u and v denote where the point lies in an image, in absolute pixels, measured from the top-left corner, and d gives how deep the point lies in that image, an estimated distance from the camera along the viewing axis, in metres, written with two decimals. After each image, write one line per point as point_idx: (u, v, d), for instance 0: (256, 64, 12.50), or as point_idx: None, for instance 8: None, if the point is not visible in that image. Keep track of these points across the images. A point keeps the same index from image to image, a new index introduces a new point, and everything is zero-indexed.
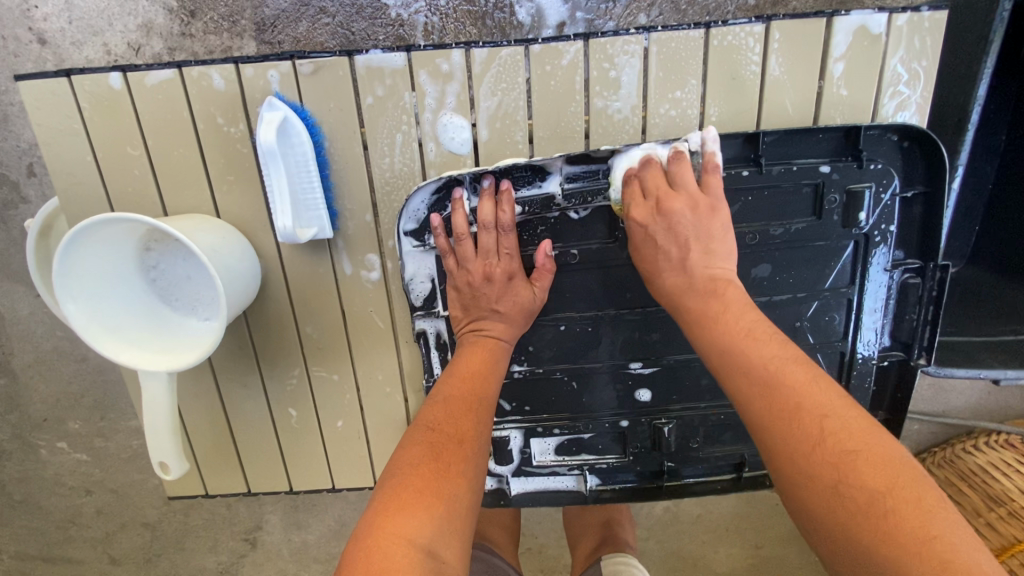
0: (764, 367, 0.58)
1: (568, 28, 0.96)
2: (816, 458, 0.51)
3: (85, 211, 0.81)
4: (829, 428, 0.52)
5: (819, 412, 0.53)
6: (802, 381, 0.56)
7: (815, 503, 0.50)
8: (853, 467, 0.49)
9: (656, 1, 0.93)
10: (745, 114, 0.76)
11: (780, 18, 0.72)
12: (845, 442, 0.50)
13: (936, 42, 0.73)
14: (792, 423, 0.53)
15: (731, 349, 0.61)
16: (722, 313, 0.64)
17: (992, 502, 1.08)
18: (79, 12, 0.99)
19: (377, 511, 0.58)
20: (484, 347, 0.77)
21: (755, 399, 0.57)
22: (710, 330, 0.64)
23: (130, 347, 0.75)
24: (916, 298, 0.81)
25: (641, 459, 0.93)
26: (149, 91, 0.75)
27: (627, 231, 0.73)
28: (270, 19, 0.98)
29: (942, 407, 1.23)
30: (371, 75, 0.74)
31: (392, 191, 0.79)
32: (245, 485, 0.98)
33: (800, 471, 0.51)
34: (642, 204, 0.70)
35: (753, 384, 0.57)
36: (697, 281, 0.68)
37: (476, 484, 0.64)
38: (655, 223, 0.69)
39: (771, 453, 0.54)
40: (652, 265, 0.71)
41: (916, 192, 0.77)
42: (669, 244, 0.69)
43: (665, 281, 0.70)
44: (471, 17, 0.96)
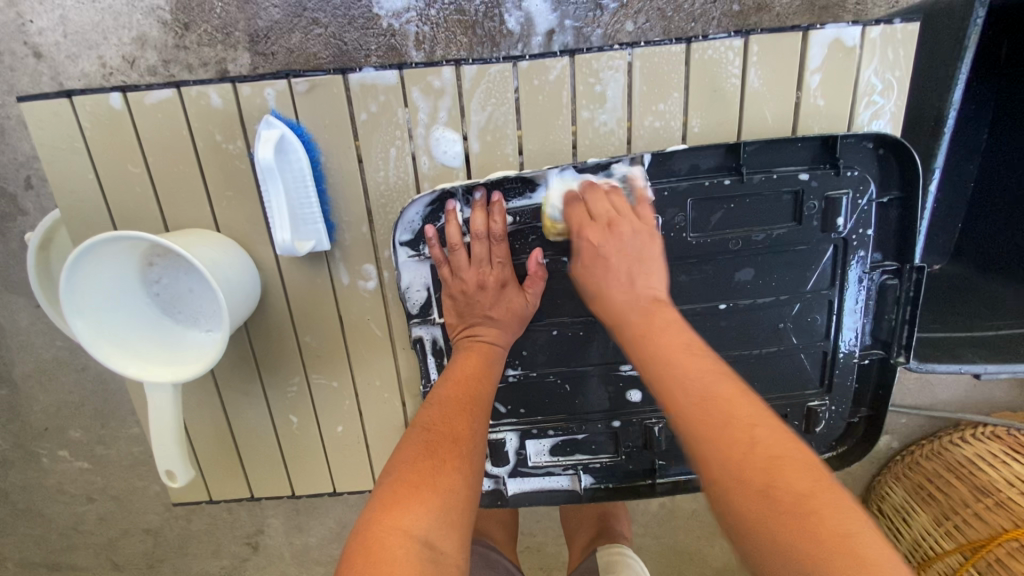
0: (697, 377, 0.59)
1: (557, 36, 0.99)
2: (748, 463, 0.51)
3: (87, 227, 0.83)
4: (759, 435, 0.53)
5: (749, 421, 0.55)
6: (732, 393, 0.57)
7: (744, 509, 0.50)
8: (780, 472, 0.51)
9: (641, 9, 0.96)
10: (726, 125, 0.79)
11: (758, 32, 0.75)
12: (772, 449, 0.52)
13: (907, 53, 0.76)
14: (723, 429, 0.54)
15: (667, 361, 0.62)
16: (657, 333, 0.65)
17: (979, 492, 1.10)
18: (75, 26, 1.01)
19: (376, 505, 0.61)
20: (478, 352, 0.80)
21: (688, 407, 0.57)
22: (650, 343, 0.64)
23: (134, 360, 0.77)
24: (894, 299, 0.85)
25: (634, 458, 0.96)
26: (149, 110, 0.77)
27: (579, 250, 0.75)
28: (264, 31, 1.00)
29: (928, 399, 1.27)
30: (364, 92, 0.76)
31: (387, 203, 0.82)
32: (247, 491, 1.00)
33: (729, 477, 0.52)
34: (594, 224, 0.73)
35: (688, 393, 0.58)
36: (641, 299, 0.70)
37: (476, 479, 0.67)
38: (606, 241, 0.73)
39: (702, 462, 0.54)
40: (600, 281, 0.73)
41: (892, 197, 0.80)
42: (619, 264, 0.72)
43: (613, 298, 0.71)
44: (462, 27, 0.99)
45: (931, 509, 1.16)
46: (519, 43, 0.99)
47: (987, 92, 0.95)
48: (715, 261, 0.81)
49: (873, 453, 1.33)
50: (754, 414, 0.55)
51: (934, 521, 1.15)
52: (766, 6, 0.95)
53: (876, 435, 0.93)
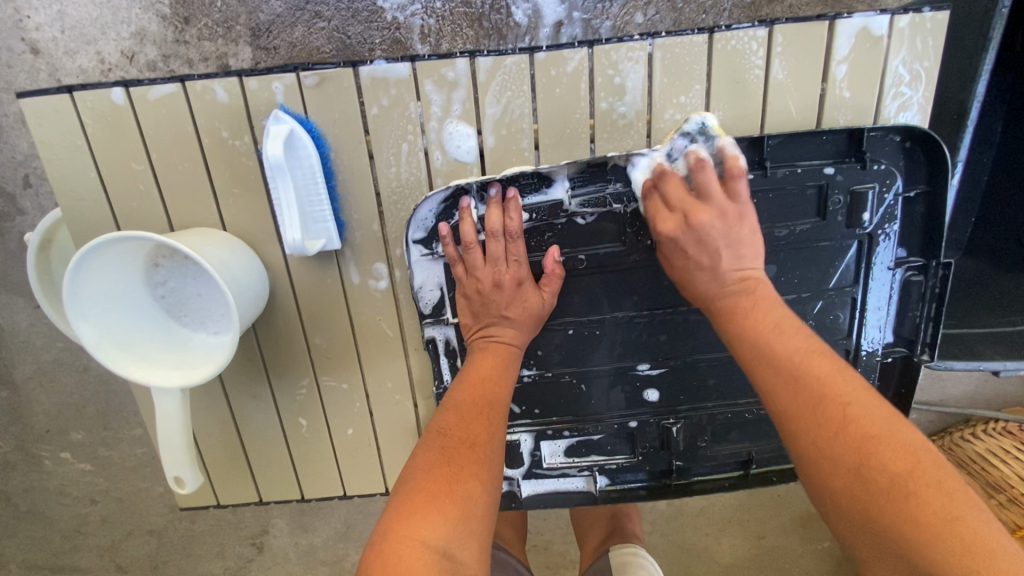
0: (787, 357, 0.61)
1: (565, 28, 0.96)
2: (840, 443, 0.54)
3: (90, 226, 0.81)
4: (852, 414, 0.55)
5: (842, 401, 0.56)
6: (826, 372, 0.59)
7: (836, 487, 0.53)
8: (876, 452, 0.52)
9: (652, 1, 0.94)
10: (748, 118, 0.76)
11: (783, 22, 0.73)
12: (868, 428, 0.54)
13: (937, 42, 0.73)
14: (814, 410, 0.57)
15: (757, 340, 0.64)
16: (750, 310, 0.66)
17: (992, 489, 1.11)
18: (72, 21, 0.98)
19: (391, 515, 0.59)
20: (495, 353, 0.78)
21: (779, 388, 0.60)
22: (739, 321, 0.66)
23: (142, 364, 0.75)
24: (918, 295, 0.82)
25: (650, 459, 0.94)
26: (153, 105, 0.74)
27: (660, 244, 0.73)
28: (265, 24, 0.97)
29: (940, 396, 1.24)
30: (376, 86, 0.74)
31: (399, 200, 0.79)
32: (256, 494, 0.98)
33: (823, 456, 0.55)
34: (670, 216, 0.70)
35: (778, 374, 0.61)
36: (730, 286, 0.69)
37: (493, 486, 0.65)
38: (685, 234, 0.70)
39: (795, 441, 0.58)
40: (684, 275, 0.72)
41: (918, 191, 0.78)
42: (700, 253, 0.70)
43: (699, 290, 0.71)
44: (468, 19, 0.96)
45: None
46: (526, 36, 0.97)
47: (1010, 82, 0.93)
48: None
49: None
50: (848, 392, 0.57)
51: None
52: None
53: None
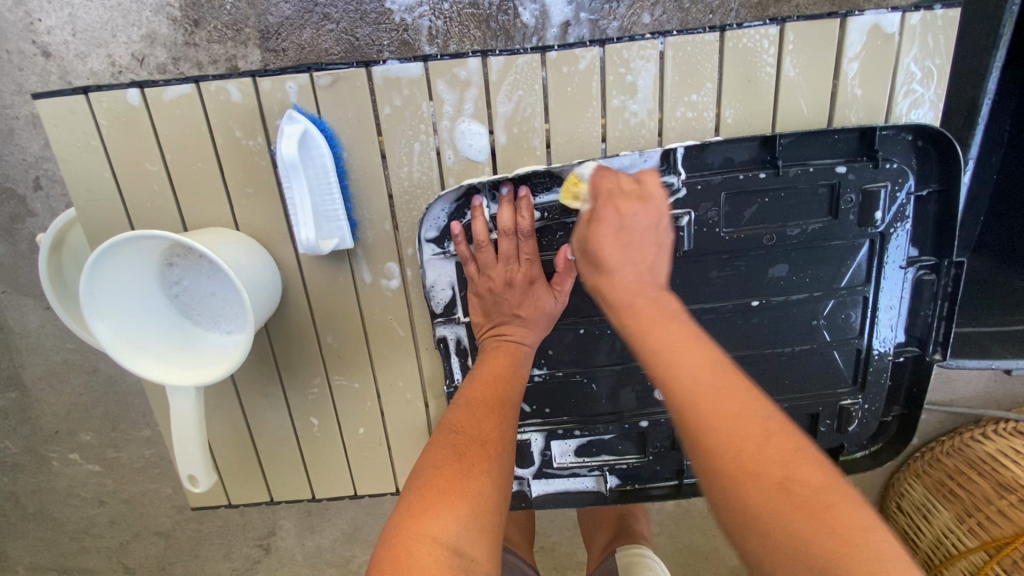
0: (700, 362, 0.53)
1: (572, 29, 0.98)
2: (761, 455, 0.48)
3: (103, 226, 0.81)
4: (767, 424, 0.50)
5: (756, 410, 0.51)
6: (736, 379, 0.53)
7: (760, 505, 0.46)
8: (796, 464, 0.48)
9: (658, 1, 0.96)
10: (760, 115, 0.76)
11: (795, 19, 0.73)
12: (785, 441, 0.49)
13: (948, 39, 0.73)
14: (734, 419, 0.50)
15: (668, 346, 0.55)
16: (660, 314, 0.59)
17: (1002, 489, 1.08)
18: (82, 24, 1.00)
19: (403, 511, 0.60)
20: (505, 352, 0.78)
21: (695, 395, 0.51)
22: (649, 326, 0.58)
23: (157, 364, 0.75)
24: (930, 294, 0.82)
25: (660, 459, 0.94)
26: (167, 106, 0.75)
27: (604, 217, 0.66)
28: (275, 27, 0.99)
29: (949, 395, 1.25)
30: (389, 86, 0.74)
31: (411, 200, 0.80)
32: (267, 494, 0.98)
33: (744, 469, 0.48)
34: (629, 194, 0.66)
35: (694, 379, 0.52)
36: (651, 289, 0.62)
37: (505, 481, 0.65)
38: (639, 214, 0.66)
39: (708, 458, 0.49)
40: (613, 253, 0.64)
41: (930, 190, 0.78)
42: (642, 241, 0.65)
43: (620, 278, 0.63)
44: (475, 20, 0.98)
45: (955, 507, 1.14)
46: (534, 37, 1.00)
47: None
48: (748, 257, 0.80)
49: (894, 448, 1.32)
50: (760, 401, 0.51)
51: (956, 519, 1.13)
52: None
53: (910, 434, 0.91)
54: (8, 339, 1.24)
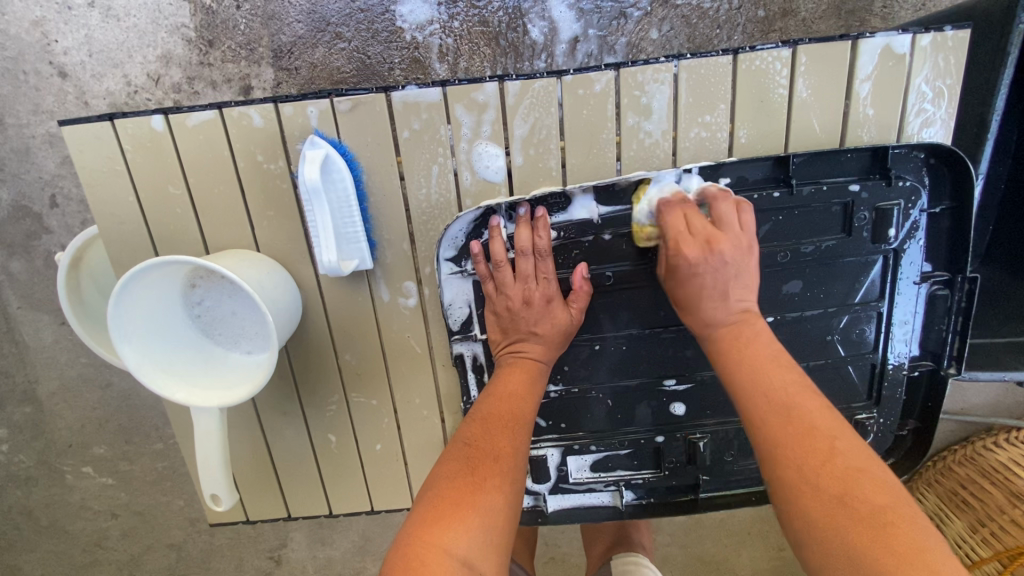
0: (782, 389, 0.64)
1: (581, 43, 1.11)
2: (824, 469, 0.56)
3: (127, 249, 0.83)
4: (837, 447, 0.58)
5: (830, 435, 0.59)
6: (817, 410, 0.62)
7: (819, 514, 0.54)
8: (857, 484, 0.54)
9: (666, 18, 1.09)
10: (773, 136, 0.77)
11: (807, 42, 0.74)
12: (853, 463, 0.56)
13: (959, 60, 0.74)
14: (803, 441, 0.59)
15: (758, 375, 0.66)
16: (745, 350, 0.69)
17: (1015, 499, 1.08)
18: (99, 45, 1.10)
19: (417, 520, 0.61)
20: (523, 368, 0.79)
21: (770, 419, 0.62)
22: (736, 361, 0.69)
23: (182, 385, 0.76)
24: (944, 309, 0.83)
25: (676, 474, 0.94)
26: (190, 132, 0.77)
27: (676, 265, 0.74)
28: (287, 46, 1.10)
29: (960, 404, 1.29)
30: (407, 110, 0.76)
31: (429, 221, 0.81)
32: (285, 509, 0.99)
33: (805, 483, 0.56)
34: (693, 243, 0.73)
35: (771, 405, 0.63)
36: (734, 314, 0.72)
37: (515, 500, 0.66)
38: (706, 262, 0.72)
39: (775, 463, 0.59)
40: (693, 297, 0.74)
41: (943, 208, 0.79)
42: (712, 283, 0.72)
43: (704, 311, 0.73)
44: (485, 38, 1.10)
45: (967, 516, 1.15)
46: (542, 53, 1.11)
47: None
48: (762, 273, 0.80)
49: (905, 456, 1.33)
50: (836, 428, 0.60)
51: (969, 528, 1.14)
52: (791, 11, 1.08)
53: (925, 448, 0.91)
54: (24, 354, 1.26)
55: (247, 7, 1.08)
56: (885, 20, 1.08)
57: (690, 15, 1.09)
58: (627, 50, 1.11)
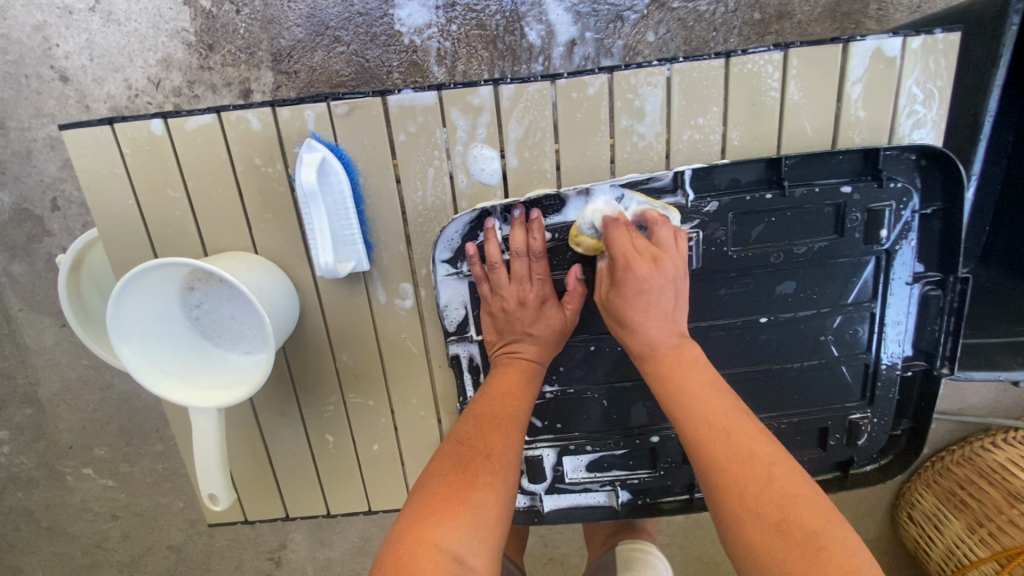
0: (719, 415, 0.63)
1: (578, 45, 1.12)
2: (762, 497, 0.56)
3: (126, 252, 0.84)
4: (775, 472, 0.58)
5: (768, 461, 0.59)
6: (754, 434, 0.61)
7: (760, 542, 0.54)
8: (794, 507, 0.55)
9: (662, 21, 1.10)
10: (766, 138, 0.78)
11: (798, 45, 0.74)
12: (788, 487, 0.57)
13: (950, 63, 0.75)
14: (742, 468, 0.59)
15: (693, 400, 0.65)
16: (680, 371, 0.68)
17: (1012, 499, 1.09)
18: (100, 49, 1.11)
19: (410, 517, 0.61)
20: (517, 368, 0.80)
21: (707, 447, 0.61)
22: (676, 382, 0.67)
23: (180, 386, 0.76)
24: (937, 310, 0.84)
25: (671, 474, 0.95)
26: (189, 135, 0.77)
27: (622, 282, 0.73)
28: (286, 50, 1.11)
29: (959, 405, 1.27)
30: (403, 114, 0.76)
31: (425, 223, 0.82)
32: (283, 510, 1.00)
33: (748, 513, 0.56)
34: (642, 259, 0.72)
35: (710, 431, 0.62)
36: (670, 336, 0.72)
37: (508, 497, 0.67)
38: (655, 278, 0.72)
39: (716, 493, 0.59)
40: (639, 314, 0.72)
41: (935, 209, 0.79)
42: (660, 301, 0.72)
43: (648, 330, 0.72)
44: (483, 41, 1.11)
45: (965, 516, 1.15)
46: (540, 56, 1.13)
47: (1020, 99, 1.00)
48: (755, 275, 0.81)
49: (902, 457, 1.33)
50: (773, 451, 0.59)
51: (968, 528, 1.14)
52: (787, 14, 1.09)
53: (919, 449, 0.91)
54: (25, 356, 1.27)
55: (246, 11, 1.10)
56: (880, 21, 1.09)
57: (686, 18, 1.10)
58: (624, 53, 1.12)
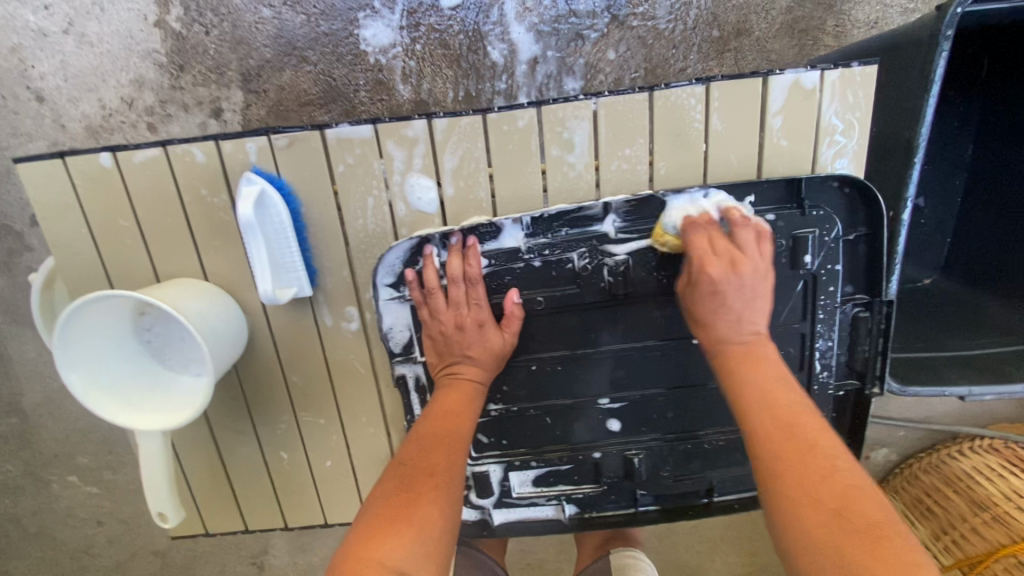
0: (785, 407, 0.66)
1: (540, 63, 1.14)
2: (824, 487, 0.58)
3: (82, 278, 0.87)
4: (837, 466, 0.59)
5: (830, 455, 0.61)
6: (817, 431, 0.63)
7: (815, 527, 0.56)
8: (853, 499, 0.57)
9: (622, 39, 1.12)
10: (691, 167, 0.81)
11: (719, 79, 0.78)
12: (849, 478, 0.58)
13: (867, 95, 0.78)
14: (801, 456, 0.61)
15: (760, 391, 0.67)
16: (757, 366, 0.70)
17: (977, 507, 1.11)
18: (75, 71, 1.14)
19: (357, 537, 0.65)
20: (458, 389, 0.82)
21: (770, 433, 0.63)
22: (747, 374, 0.69)
23: (127, 408, 0.80)
24: (866, 331, 0.86)
25: (615, 488, 0.97)
26: (137, 167, 0.81)
27: (697, 281, 0.74)
28: (255, 69, 1.14)
29: (926, 413, 1.31)
30: (341, 146, 0.80)
31: (367, 249, 0.85)
32: (242, 523, 1.03)
33: (806, 497, 0.58)
34: (718, 260, 0.73)
35: (773, 419, 0.64)
36: (744, 334, 0.73)
37: (453, 511, 0.70)
38: (730, 279, 0.72)
39: (778, 480, 0.60)
40: (710, 314, 0.74)
41: (859, 234, 0.82)
42: (735, 302, 0.72)
43: (722, 330, 0.73)
44: (447, 59, 1.14)
45: (930, 524, 1.17)
46: (503, 74, 1.15)
47: (978, 105, 1.04)
48: None
49: (867, 465, 1.36)
50: (837, 448, 0.61)
51: (932, 535, 1.16)
52: (744, 32, 1.12)
53: (854, 463, 0.94)
54: (7, 368, 1.31)
55: (215, 33, 1.13)
56: (837, 38, 1.12)
57: (645, 37, 1.12)
58: (586, 71, 1.14)
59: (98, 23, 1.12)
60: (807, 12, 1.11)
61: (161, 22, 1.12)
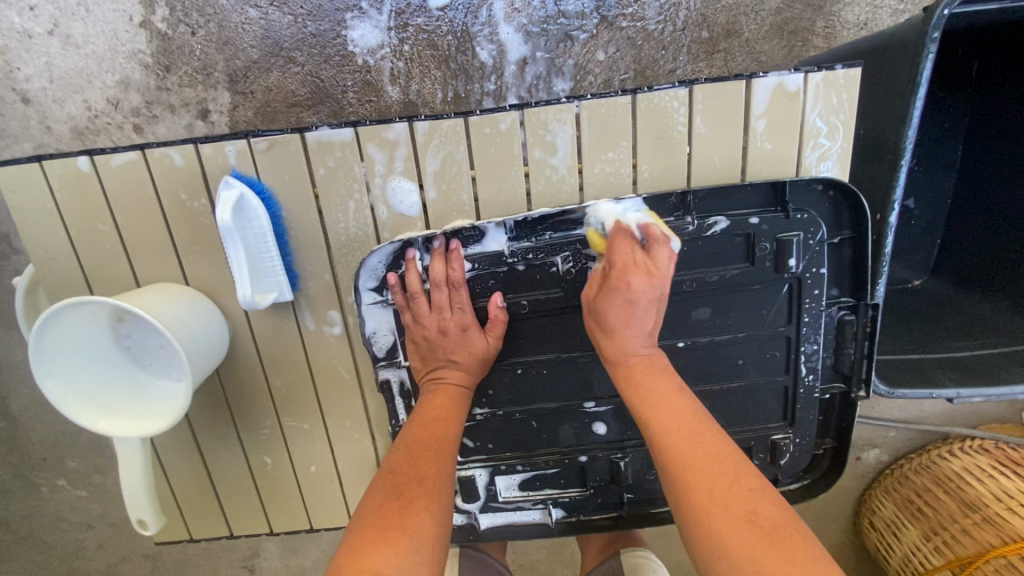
0: (687, 419, 0.69)
1: (529, 63, 1.13)
2: (731, 492, 0.61)
3: (61, 283, 0.86)
4: (739, 471, 0.63)
5: (732, 461, 0.64)
6: (717, 438, 0.67)
7: (724, 533, 0.59)
8: (760, 503, 0.60)
9: (611, 40, 1.11)
10: (675, 170, 0.81)
11: (702, 82, 0.77)
12: (750, 481, 0.62)
13: (851, 98, 0.78)
14: (709, 466, 0.64)
15: (660, 406, 0.71)
16: (651, 378, 0.74)
17: (968, 508, 1.10)
18: (60, 72, 1.13)
19: (349, 549, 0.63)
20: (443, 394, 0.82)
21: (680, 445, 0.66)
22: (646, 387, 0.73)
23: (105, 414, 0.79)
24: (852, 334, 0.86)
25: (602, 492, 0.97)
26: (115, 171, 0.80)
27: (612, 290, 0.75)
28: (242, 70, 1.13)
29: (918, 414, 1.31)
30: (321, 149, 0.79)
31: (348, 252, 0.84)
32: (226, 528, 1.02)
33: (715, 506, 0.61)
34: (638, 273, 0.74)
35: (676, 431, 0.68)
36: (644, 346, 0.77)
37: (445, 515, 0.70)
38: (643, 293, 0.74)
39: (687, 490, 0.63)
40: (619, 324, 0.76)
41: (843, 237, 0.81)
42: (642, 316, 0.76)
43: (625, 341, 0.76)
44: (436, 60, 1.13)
45: (921, 525, 1.17)
46: (492, 75, 1.14)
47: (964, 108, 1.04)
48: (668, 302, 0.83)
49: (859, 466, 1.36)
50: (734, 453, 0.65)
51: (923, 536, 1.16)
52: (734, 33, 1.11)
53: (841, 465, 0.93)
54: None
55: (201, 33, 1.12)
56: (827, 39, 1.12)
57: (635, 37, 1.11)
58: (575, 71, 1.14)
59: (83, 23, 1.11)
60: (797, 13, 1.11)
61: (146, 22, 1.11)
